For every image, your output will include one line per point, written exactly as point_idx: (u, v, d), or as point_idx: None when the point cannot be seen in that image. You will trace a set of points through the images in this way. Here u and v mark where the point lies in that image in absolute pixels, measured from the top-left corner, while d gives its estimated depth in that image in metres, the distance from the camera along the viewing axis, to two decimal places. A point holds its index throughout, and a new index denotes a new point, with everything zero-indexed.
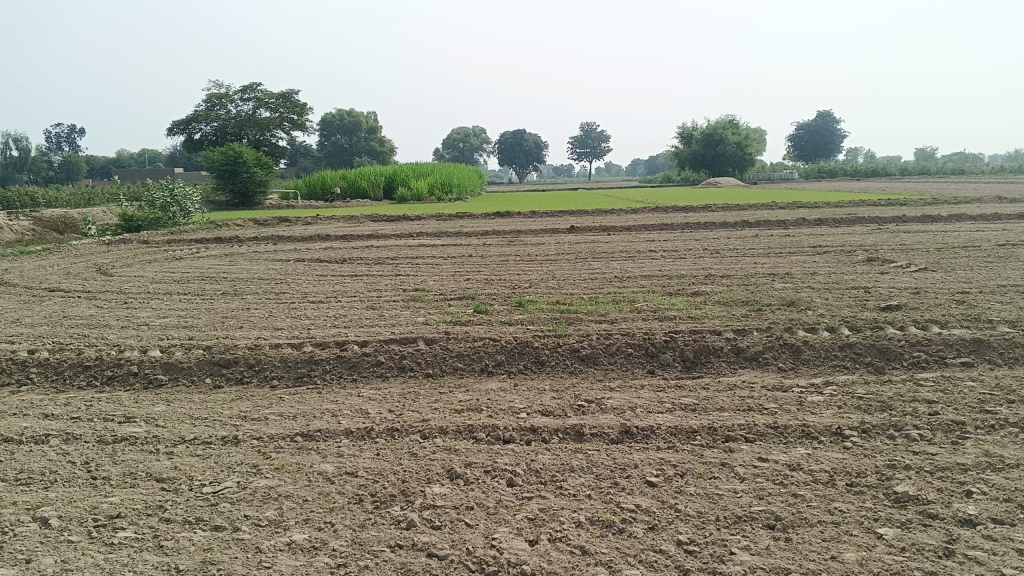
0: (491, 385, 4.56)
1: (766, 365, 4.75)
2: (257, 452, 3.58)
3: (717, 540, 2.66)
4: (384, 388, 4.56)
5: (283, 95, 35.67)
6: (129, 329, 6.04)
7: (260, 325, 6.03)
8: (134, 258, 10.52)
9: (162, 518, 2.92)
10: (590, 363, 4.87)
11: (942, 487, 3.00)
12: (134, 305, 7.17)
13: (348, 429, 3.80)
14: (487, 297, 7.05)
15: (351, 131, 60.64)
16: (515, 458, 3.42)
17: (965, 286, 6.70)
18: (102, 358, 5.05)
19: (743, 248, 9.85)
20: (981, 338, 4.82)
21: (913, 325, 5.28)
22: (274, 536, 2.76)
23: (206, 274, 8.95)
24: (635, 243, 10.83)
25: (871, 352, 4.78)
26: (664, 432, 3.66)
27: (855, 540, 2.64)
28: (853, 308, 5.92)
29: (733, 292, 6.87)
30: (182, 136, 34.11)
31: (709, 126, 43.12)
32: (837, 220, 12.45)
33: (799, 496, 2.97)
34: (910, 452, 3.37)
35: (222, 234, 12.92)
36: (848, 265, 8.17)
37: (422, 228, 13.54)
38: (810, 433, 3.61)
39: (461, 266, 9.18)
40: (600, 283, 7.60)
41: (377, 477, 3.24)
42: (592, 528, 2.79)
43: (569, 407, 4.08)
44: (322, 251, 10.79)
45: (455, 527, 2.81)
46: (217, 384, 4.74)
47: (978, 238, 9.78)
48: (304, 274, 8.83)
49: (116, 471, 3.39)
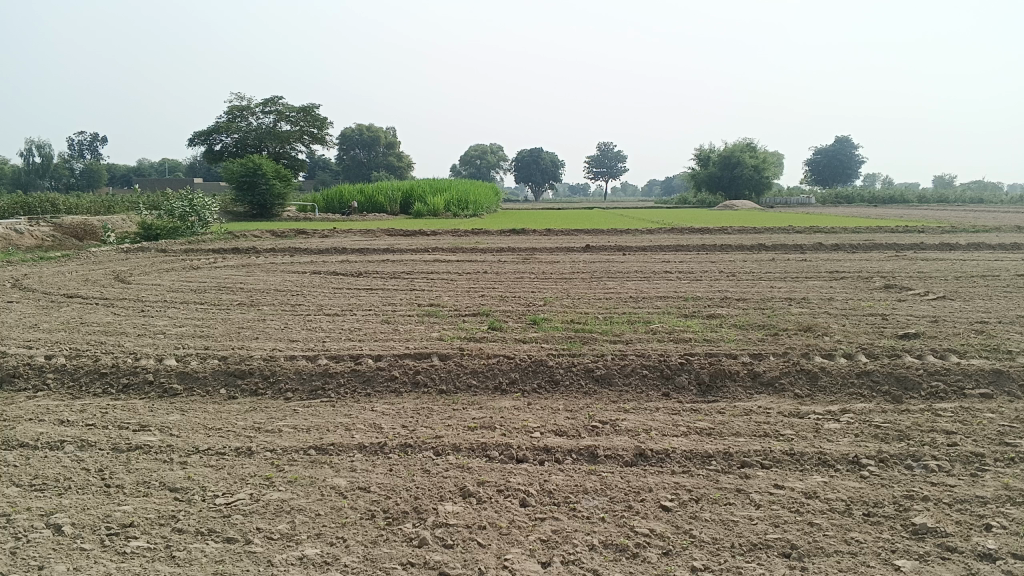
0: (505, 403, 4.55)
1: (782, 390, 4.72)
2: (270, 464, 3.58)
3: (731, 568, 2.63)
4: (397, 403, 4.56)
5: (304, 109, 35.99)
6: (146, 337, 6.07)
7: (275, 337, 6.05)
8: (152, 266, 10.59)
9: (174, 529, 2.92)
10: (605, 383, 4.85)
11: (961, 520, 2.96)
12: (151, 314, 7.21)
13: (361, 444, 3.80)
14: (502, 314, 7.06)
15: (370, 146, 61.01)
16: (528, 478, 3.40)
17: (984, 316, 6.63)
18: (118, 365, 5.07)
19: (759, 272, 9.81)
20: (1001, 369, 4.77)
21: (932, 354, 5.23)
22: (286, 550, 2.75)
23: (223, 283, 9.01)
24: (650, 264, 10.79)
25: (888, 380, 4.74)
26: (679, 456, 3.64)
27: (873, 571, 2.60)
28: (871, 335, 5.87)
29: (749, 315, 6.85)
30: (203, 146, 34.45)
31: (727, 149, 43.10)
32: (855, 246, 12.39)
33: (815, 524, 2.94)
34: (928, 483, 3.32)
35: (240, 245, 12.99)
36: (865, 292, 8.13)
37: (438, 243, 13.58)
38: (826, 461, 3.58)
39: (476, 282, 9.20)
40: (615, 303, 7.60)
41: (390, 493, 3.24)
42: (605, 551, 2.77)
43: (583, 428, 4.06)
44: (338, 264, 10.83)
45: (467, 546, 2.79)
46: (232, 395, 4.75)
47: (997, 267, 9.71)
48: (320, 286, 8.86)
49: (130, 479, 3.40)
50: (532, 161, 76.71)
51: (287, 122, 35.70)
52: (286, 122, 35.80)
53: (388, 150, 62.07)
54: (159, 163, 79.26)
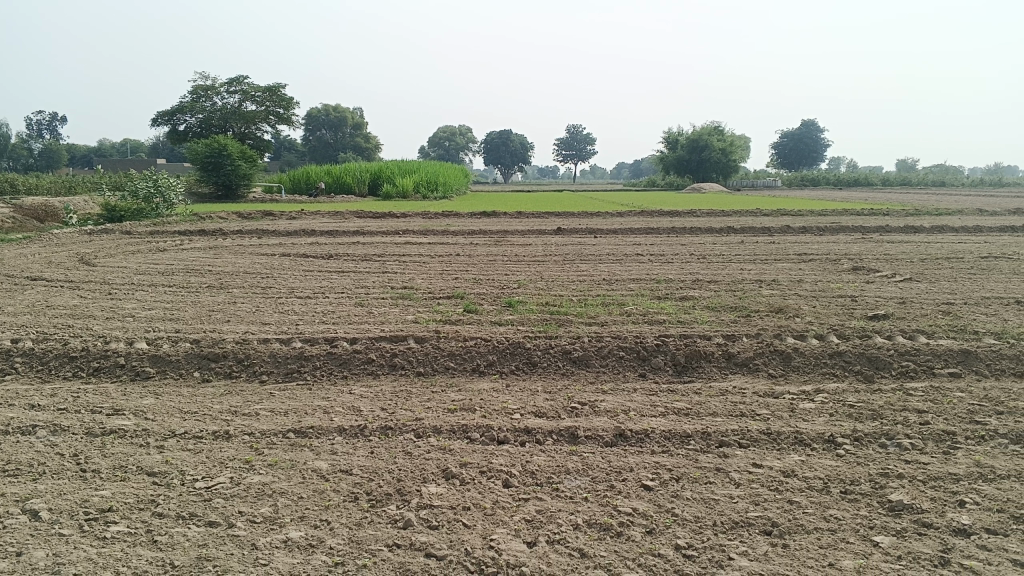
0: (484, 385, 4.55)
1: (756, 370, 4.78)
2: (249, 448, 3.55)
3: (714, 545, 2.67)
4: (375, 386, 4.54)
5: (270, 88, 35.48)
6: (114, 320, 5.97)
7: (247, 320, 5.98)
8: (117, 248, 10.39)
9: (154, 513, 2.89)
10: (582, 365, 4.87)
11: (935, 496, 3.02)
12: (119, 297, 7.07)
13: (341, 427, 3.78)
14: (476, 296, 7.05)
15: (337, 126, 60.35)
16: (510, 459, 3.41)
17: (950, 297, 6.76)
18: (88, 349, 4.99)
19: (729, 254, 9.89)
20: (969, 349, 4.87)
21: (900, 335, 5.32)
22: (271, 533, 2.74)
23: (191, 266, 8.87)
24: (622, 247, 10.81)
25: (860, 361, 4.81)
26: (658, 436, 3.67)
27: (853, 547, 2.65)
28: (842, 317, 5.96)
29: (721, 297, 6.92)
30: (166, 126, 33.87)
31: (695, 132, 43.30)
32: (822, 229, 12.54)
33: (795, 502, 2.99)
34: (902, 461, 3.39)
35: (207, 226, 12.80)
36: (833, 274, 8.25)
37: (409, 225, 13.50)
38: (803, 440, 3.63)
39: (449, 265, 9.16)
40: (589, 285, 7.62)
41: (372, 475, 3.23)
42: (590, 530, 2.79)
43: (563, 409, 4.07)
44: (307, 246, 10.72)
45: (453, 528, 2.79)
46: (206, 377, 4.70)
47: (961, 249, 9.89)
48: (290, 269, 8.77)
49: (106, 463, 3.35)
50: (501, 143, 76.45)
51: (253, 102, 35.16)
52: (251, 102, 35.27)
53: (355, 131, 61.42)
54: (120, 142, 77.68)
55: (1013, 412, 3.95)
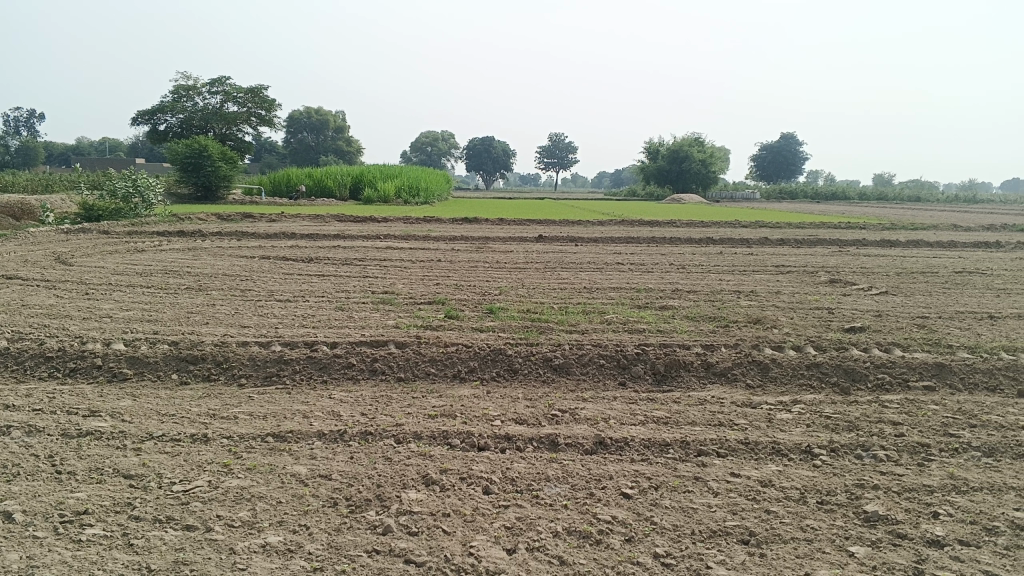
0: (464, 391, 4.55)
1: (735, 380, 4.82)
2: (228, 451, 3.53)
3: (693, 554, 2.69)
4: (355, 390, 4.54)
5: (251, 90, 35.34)
6: (91, 321, 5.91)
7: (226, 322, 5.94)
8: (94, 248, 10.30)
9: (131, 516, 2.86)
10: (562, 373, 4.89)
11: (910, 508, 3.06)
12: (96, 297, 7.01)
13: (320, 431, 3.77)
14: (457, 302, 7.05)
15: (318, 129, 60.13)
16: (490, 466, 3.42)
17: (925, 311, 6.86)
18: (64, 349, 4.93)
19: (708, 265, 9.96)
20: (943, 362, 4.94)
21: (876, 347, 5.39)
22: (249, 538, 2.72)
23: (170, 267, 8.80)
24: (603, 256, 10.85)
25: (837, 372, 4.87)
26: (638, 444, 3.69)
27: (828, 557, 2.68)
28: (819, 328, 6.02)
29: (700, 307, 6.96)
30: (146, 125, 33.59)
31: (676, 142, 43.59)
32: (800, 241, 12.66)
33: (772, 512, 3.01)
34: (877, 472, 3.44)
35: (186, 227, 12.71)
36: (811, 285, 8.33)
37: (390, 229, 13.47)
38: (780, 450, 3.66)
39: (430, 270, 9.16)
40: (569, 293, 7.65)
41: (352, 481, 3.22)
42: (569, 538, 2.80)
43: (543, 416, 4.09)
44: (287, 249, 10.67)
45: (432, 534, 2.79)
46: (184, 380, 4.67)
47: (936, 264, 10.03)
48: (270, 272, 8.72)
49: (82, 465, 3.32)
50: (483, 149, 76.50)
51: (234, 103, 34.98)
52: (233, 104, 35.10)
53: (336, 134, 61.21)
54: (98, 140, 76.91)
55: (986, 425, 4.01)
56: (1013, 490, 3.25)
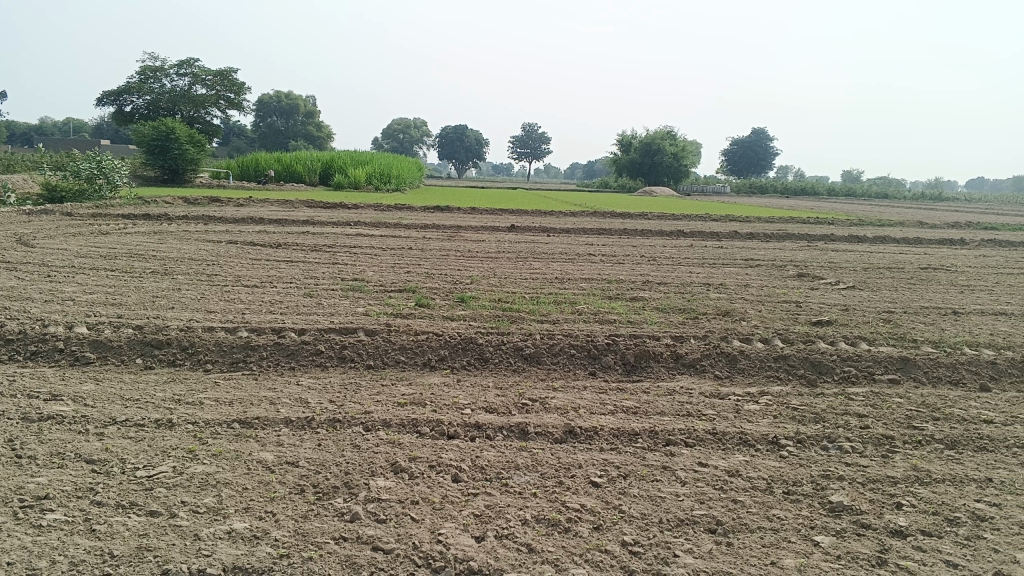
0: (435, 379, 4.53)
1: (703, 371, 4.84)
2: (193, 437, 3.48)
3: (660, 542, 2.70)
4: (323, 377, 4.50)
5: (220, 72, 34.88)
6: (53, 303, 5.79)
7: (192, 307, 5.86)
8: (56, 230, 10.08)
9: (92, 502, 2.81)
10: (533, 362, 4.89)
11: (874, 498, 3.11)
12: (58, 279, 6.87)
13: (287, 418, 3.72)
14: (428, 291, 7.01)
15: (289, 114, 59.46)
16: (460, 454, 3.40)
17: (891, 306, 6.95)
18: (25, 332, 4.83)
19: (678, 257, 10.02)
20: (908, 356, 5.01)
21: (843, 340, 5.46)
22: (214, 524, 2.68)
23: (135, 250, 8.65)
24: (574, 246, 10.86)
25: (804, 365, 4.91)
26: (607, 434, 3.70)
27: (794, 547, 2.71)
28: (787, 321, 6.08)
29: (670, 299, 7.00)
30: (112, 106, 32.97)
31: (648, 135, 43.72)
32: (769, 235, 12.78)
33: (739, 501, 3.04)
34: (843, 463, 3.48)
35: (151, 210, 12.48)
36: (779, 279, 8.40)
37: (360, 217, 13.36)
38: (747, 440, 3.70)
39: (401, 258, 9.10)
40: (541, 283, 7.65)
41: (319, 468, 3.19)
42: (538, 526, 2.80)
43: (513, 405, 4.08)
44: (255, 235, 10.53)
45: (401, 521, 2.78)
46: (148, 365, 4.59)
47: (902, 260, 10.17)
48: (238, 257, 8.61)
49: (43, 450, 3.25)
50: (455, 137, 76.11)
51: (203, 86, 34.48)
52: (201, 86, 34.59)
53: (306, 119, 60.50)
54: (62, 121, 75.40)
55: (949, 418, 4.08)
56: (974, 482, 3.30)
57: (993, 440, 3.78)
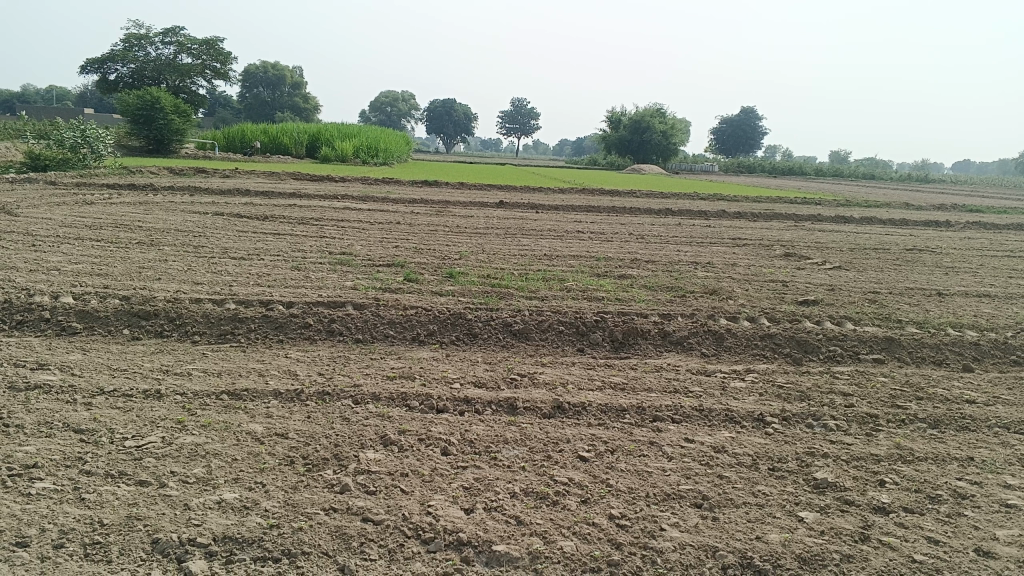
0: (424, 354, 4.55)
1: (690, 349, 4.87)
2: (181, 408, 3.47)
3: (647, 516, 2.73)
4: (312, 350, 4.49)
5: (207, 41, 34.48)
6: (38, 273, 5.74)
7: (179, 278, 5.83)
8: (40, 199, 9.96)
9: (81, 471, 2.81)
10: (521, 338, 4.90)
11: (857, 475, 3.15)
12: (42, 249, 6.80)
13: (276, 390, 3.72)
14: (416, 266, 6.98)
15: (276, 86, 58.89)
16: (449, 428, 3.42)
17: (876, 286, 7.00)
18: (11, 301, 4.80)
19: (667, 235, 10.02)
20: (892, 337, 5.06)
21: (829, 320, 5.50)
22: (204, 494, 2.69)
23: (120, 221, 8.56)
24: (563, 223, 10.86)
25: (790, 344, 4.95)
26: (595, 409, 3.73)
27: (778, 522, 2.75)
28: (774, 300, 6.12)
29: (658, 276, 7.02)
30: (96, 75, 32.50)
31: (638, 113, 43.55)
32: (756, 214, 12.80)
33: (725, 477, 3.07)
34: (827, 441, 3.52)
35: (136, 181, 12.35)
36: (766, 259, 8.43)
37: (348, 190, 13.28)
38: (734, 417, 3.73)
39: (389, 233, 9.07)
40: (529, 259, 7.63)
41: (308, 440, 3.19)
42: (526, 499, 2.83)
43: (502, 380, 4.10)
44: (242, 206, 10.45)
45: (390, 493, 2.79)
46: (135, 335, 4.57)
47: (888, 241, 10.23)
48: (224, 229, 8.54)
49: (30, 419, 3.24)
50: (442, 112, 75.56)
51: (188, 55, 34.05)
52: (187, 55, 34.14)
53: (294, 91, 59.93)
54: (45, 88, 74.21)
55: (932, 398, 4.13)
56: (955, 460, 3.35)
57: (976, 420, 3.83)
